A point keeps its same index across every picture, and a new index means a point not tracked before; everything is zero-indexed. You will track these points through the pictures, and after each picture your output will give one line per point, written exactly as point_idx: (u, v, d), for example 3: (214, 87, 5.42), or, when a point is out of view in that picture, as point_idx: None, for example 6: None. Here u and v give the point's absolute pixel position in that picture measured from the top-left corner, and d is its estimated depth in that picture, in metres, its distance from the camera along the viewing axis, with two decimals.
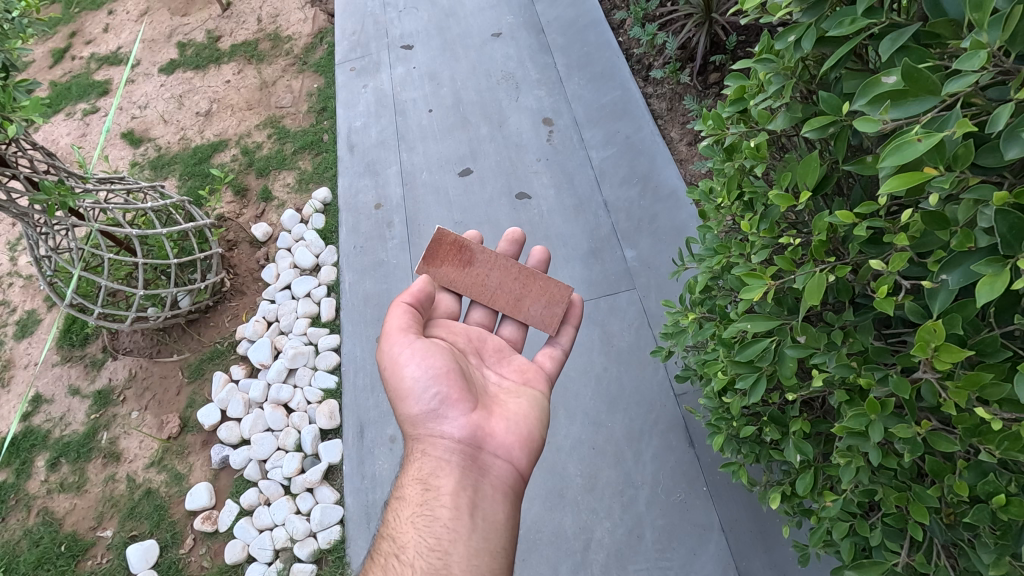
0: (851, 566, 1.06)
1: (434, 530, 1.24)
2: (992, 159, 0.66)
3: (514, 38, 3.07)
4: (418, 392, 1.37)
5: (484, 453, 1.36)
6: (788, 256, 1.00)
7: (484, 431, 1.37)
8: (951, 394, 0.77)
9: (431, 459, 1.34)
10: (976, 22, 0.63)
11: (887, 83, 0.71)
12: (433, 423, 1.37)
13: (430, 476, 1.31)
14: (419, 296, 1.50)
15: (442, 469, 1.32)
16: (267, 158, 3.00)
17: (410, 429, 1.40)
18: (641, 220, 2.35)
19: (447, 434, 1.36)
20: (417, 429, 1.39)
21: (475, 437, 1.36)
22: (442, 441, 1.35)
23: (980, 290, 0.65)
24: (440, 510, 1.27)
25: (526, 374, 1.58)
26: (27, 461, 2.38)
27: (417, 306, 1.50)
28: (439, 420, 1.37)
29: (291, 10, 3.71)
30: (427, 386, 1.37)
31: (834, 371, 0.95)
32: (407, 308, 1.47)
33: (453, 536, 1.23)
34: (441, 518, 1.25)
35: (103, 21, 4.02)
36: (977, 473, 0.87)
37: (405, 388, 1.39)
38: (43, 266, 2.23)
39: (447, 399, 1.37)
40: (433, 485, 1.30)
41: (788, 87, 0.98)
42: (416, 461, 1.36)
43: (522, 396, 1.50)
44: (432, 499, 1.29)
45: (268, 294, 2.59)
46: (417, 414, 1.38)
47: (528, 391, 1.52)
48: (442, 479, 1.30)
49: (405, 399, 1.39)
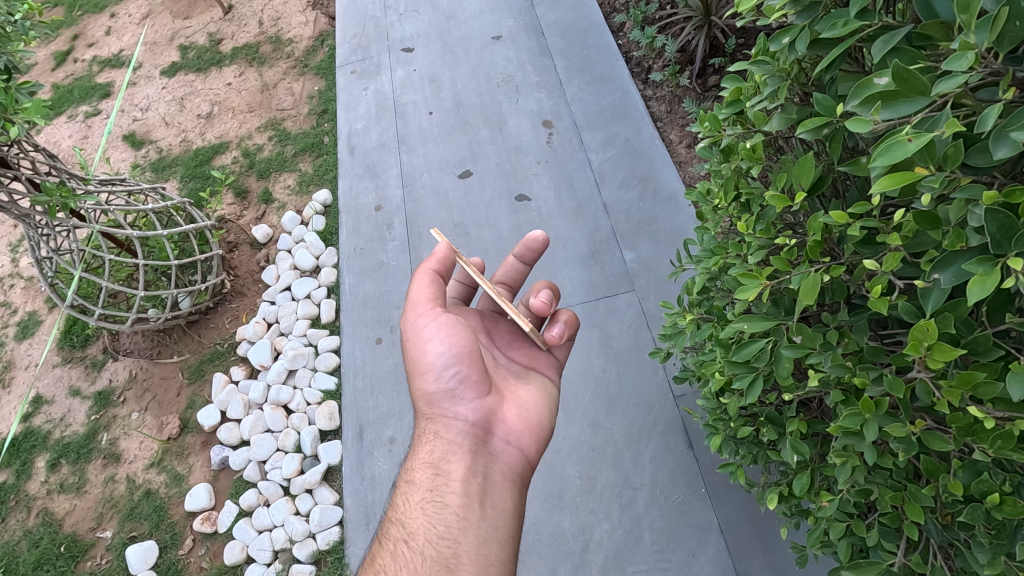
0: (847, 566, 1.06)
1: (444, 517, 1.24)
2: (982, 159, 0.67)
3: (514, 40, 3.08)
4: (438, 370, 1.38)
5: (494, 439, 1.36)
6: (783, 257, 1.00)
7: (497, 415, 1.39)
8: (945, 393, 0.78)
9: (443, 442, 1.34)
10: (963, 24, 0.63)
11: (878, 84, 0.72)
12: (447, 403, 1.37)
13: (440, 462, 1.31)
14: (443, 263, 1.47)
15: (453, 454, 1.32)
16: (268, 160, 3.01)
17: (423, 407, 1.40)
18: (640, 222, 2.36)
19: (460, 416, 1.36)
20: (431, 409, 1.39)
21: (487, 422, 1.37)
22: (456, 423, 1.36)
23: (970, 288, 0.65)
24: (451, 497, 1.26)
25: (534, 359, 1.59)
26: (26, 462, 2.39)
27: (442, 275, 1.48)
28: (455, 401, 1.37)
29: (292, 13, 3.72)
30: (448, 365, 1.38)
31: (829, 372, 0.96)
32: (433, 279, 1.45)
33: (464, 524, 1.23)
34: (451, 505, 1.25)
35: (105, 24, 4.04)
36: (972, 472, 0.86)
37: (425, 364, 1.39)
38: (45, 268, 2.25)
39: (465, 380, 1.38)
40: (443, 471, 1.30)
41: (783, 89, 0.99)
42: (428, 443, 1.36)
43: (531, 383, 1.52)
44: (443, 484, 1.28)
45: (268, 295, 2.60)
46: (433, 393, 1.38)
47: (537, 378, 1.54)
48: (453, 465, 1.30)
49: (424, 375, 1.39)
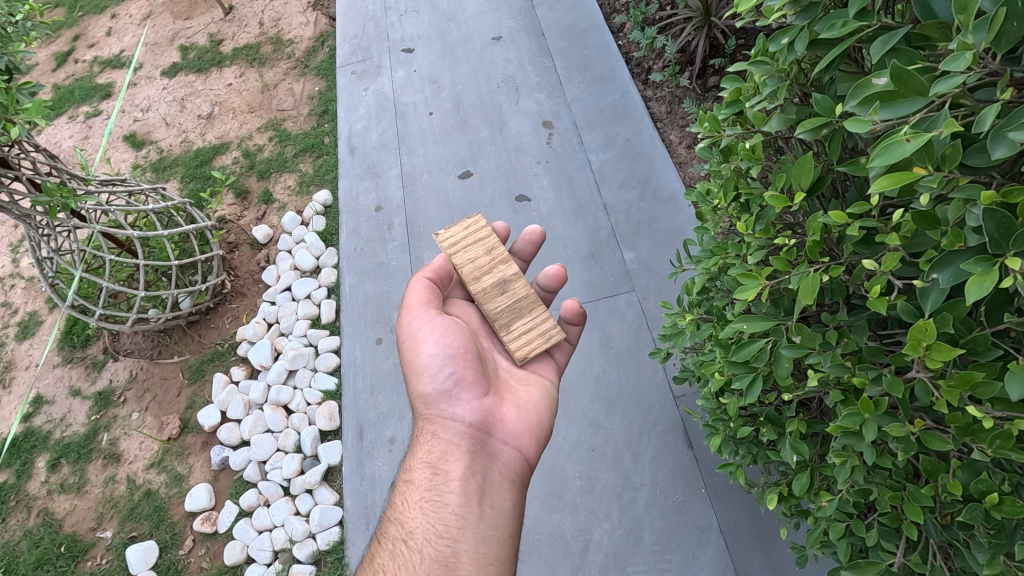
0: (847, 566, 1.06)
1: (443, 516, 1.24)
2: (980, 159, 0.67)
3: (514, 41, 3.09)
4: (433, 371, 1.38)
5: (493, 439, 1.36)
6: (783, 257, 1.00)
7: (496, 416, 1.38)
8: (944, 393, 0.78)
9: (440, 443, 1.35)
10: (961, 25, 0.63)
11: (876, 85, 0.73)
12: (444, 404, 1.38)
13: (439, 461, 1.32)
14: (438, 272, 1.54)
15: (451, 454, 1.32)
16: (268, 161, 3.02)
17: (421, 408, 1.41)
18: (640, 223, 2.36)
19: (457, 417, 1.37)
20: (429, 409, 1.39)
21: (485, 422, 1.37)
22: (453, 424, 1.36)
23: (968, 287, 0.65)
24: (449, 496, 1.27)
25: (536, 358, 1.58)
26: (27, 463, 2.39)
27: (436, 282, 1.53)
28: (452, 402, 1.38)
29: (293, 13, 3.73)
30: (443, 366, 1.38)
31: (828, 372, 0.96)
32: (427, 283, 1.49)
33: (462, 523, 1.23)
34: (449, 505, 1.25)
35: (106, 25, 4.04)
36: (971, 472, 0.86)
37: (421, 365, 1.40)
38: (46, 268, 2.26)
39: (461, 380, 1.38)
40: (441, 471, 1.30)
41: (782, 90, 1.00)
42: (426, 444, 1.36)
43: (533, 382, 1.51)
44: (441, 484, 1.29)
45: (268, 295, 2.60)
46: (430, 394, 1.39)
47: (538, 377, 1.53)
48: (452, 464, 1.31)
49: (420, 376, 1.40)
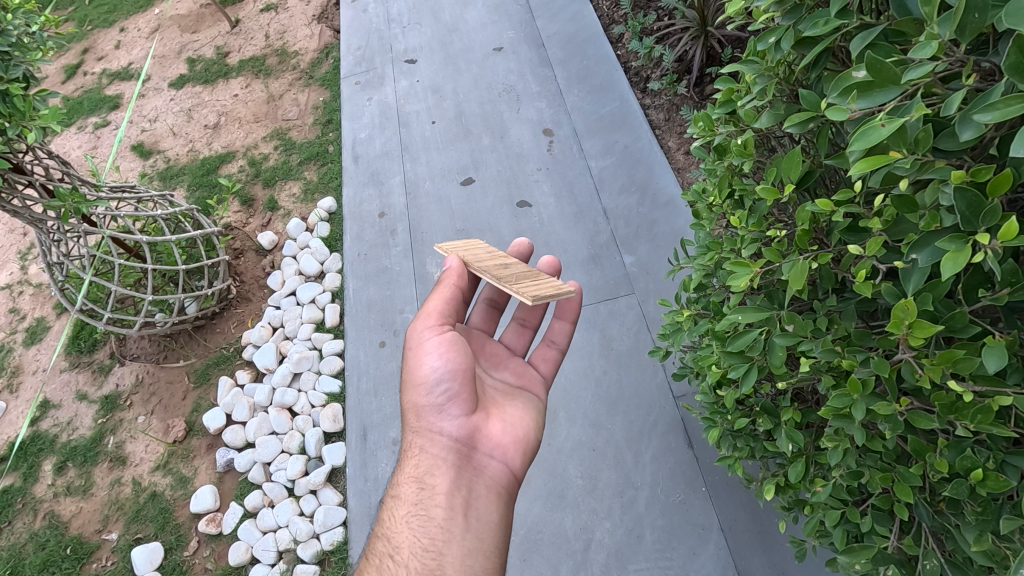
0: (843, 552, 1.08)
1: (428, 529, 1.27)
2: (951, 143, 0.72)
3: (515, 51, 3.16)
4: (431, 384, 1.38)
5: (479, 453, 1.38)
6: (775, 248, 1.05)
7: (482, 431, 1.40)
8: (927, 370, 0.82)
9: (427, 457, 1.36)
10: (928, 17, 0.68)
11: (857, 76, 0.77)
12: (435, 418, 1.38)
13: (425, 475, 1.34)
14: (462, 279, 1.50)
15: (437, 469, 1.34)
16: (273, 169, 3.07)
17: (412, 421, 1.41)
18: (639, 228, 2.41)
19: (444, 432, 1.38)
20: (420, 421, 1.40)
21: (472, 437, 1.38)
22: (441, 438, 1.37)
23: (945, 264, 0.69)
24: (435, 510, 1.29)
25: (521, 377, 1.66)
26: (34, 466, 2.42)
27: (462, 290, 1.49)
28: (442, 415, 1.38)
29: (298, 26, 3.81)
30: (441, 379, 1.38)
31: (820, 357, 0.99)
32: (449, 297, 1.47)
33: (447, 536, 1.26)
34: (435, 518, 1.28)
35: (115, 38, 4.14)
36: (956, 450, 0.90)
37: (420, 377, 1.40)
38: (55, 272, 2.33)
39: (454, 397, 1.38)
40: (428, 484, 1.32)
41: (771, 88, 1.05)
42: (414, 458, 1.38)
43: (517, 400, 1.56)
44: (427, 498, 1.31)
45: (274, 300, 2.65)
46: (423, 406, 1.39)
47: (524, 398, 1.58)
48: (438, 478, 1.32)
49: (417, 387, 1.40)
